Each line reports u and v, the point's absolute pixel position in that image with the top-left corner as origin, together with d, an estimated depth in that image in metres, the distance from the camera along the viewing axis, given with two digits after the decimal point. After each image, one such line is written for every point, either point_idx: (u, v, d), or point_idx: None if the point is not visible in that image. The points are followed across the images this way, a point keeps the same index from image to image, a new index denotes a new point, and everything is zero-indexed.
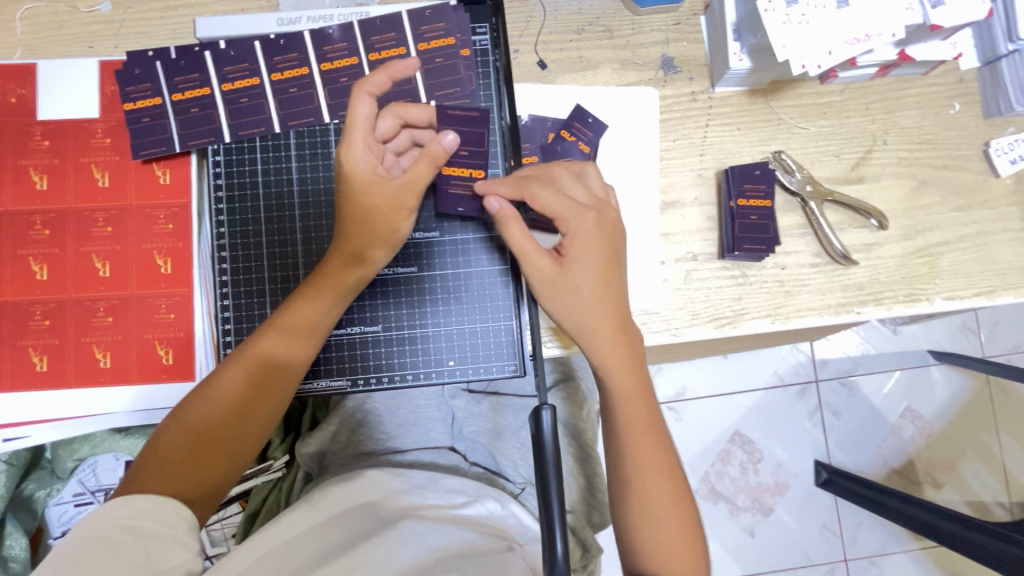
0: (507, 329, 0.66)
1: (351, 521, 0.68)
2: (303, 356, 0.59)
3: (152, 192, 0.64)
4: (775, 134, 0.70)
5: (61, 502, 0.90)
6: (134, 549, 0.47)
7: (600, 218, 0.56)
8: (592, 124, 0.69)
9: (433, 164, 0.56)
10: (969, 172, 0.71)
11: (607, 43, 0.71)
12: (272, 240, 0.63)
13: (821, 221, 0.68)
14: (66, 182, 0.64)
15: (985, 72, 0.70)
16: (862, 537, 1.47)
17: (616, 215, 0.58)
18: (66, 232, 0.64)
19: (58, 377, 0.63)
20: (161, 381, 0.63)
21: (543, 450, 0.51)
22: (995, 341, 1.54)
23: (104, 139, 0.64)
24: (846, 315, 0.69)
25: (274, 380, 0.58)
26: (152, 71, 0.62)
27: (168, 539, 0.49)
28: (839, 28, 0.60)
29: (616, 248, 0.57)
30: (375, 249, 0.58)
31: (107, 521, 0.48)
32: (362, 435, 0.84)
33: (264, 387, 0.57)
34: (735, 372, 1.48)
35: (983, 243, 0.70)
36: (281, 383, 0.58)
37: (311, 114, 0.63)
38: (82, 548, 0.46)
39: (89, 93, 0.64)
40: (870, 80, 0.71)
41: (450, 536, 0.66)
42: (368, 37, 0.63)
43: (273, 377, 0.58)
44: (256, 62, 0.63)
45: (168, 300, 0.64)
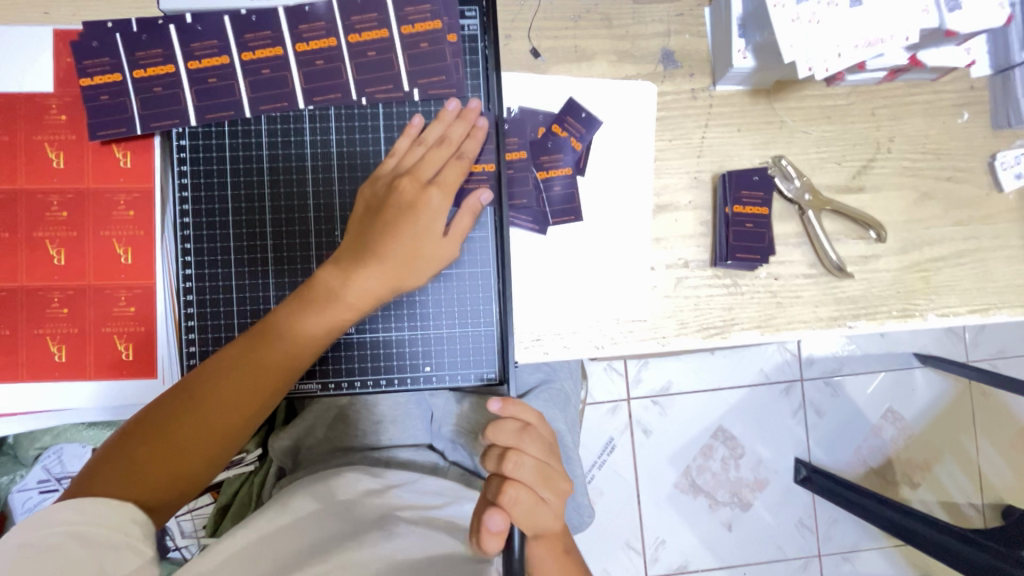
0: (487, 334, 0.63)
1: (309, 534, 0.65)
2: (297, 333, 0.55)
3: (110, 175, 0.60)
4: (776, 137, 0.67)
5: (26, 489, 0.90)
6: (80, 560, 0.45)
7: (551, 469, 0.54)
8: (585, 120, 0.66)
9: (474, 219, 0.59)
10: (972, 186, 0.69)
11: (605, 33, 0.66)
12: (241, 232, 0.59)
13: (818, 231, 0.66)
14: (17, 160, 0.59)
15: (997, 80, 0.67)
16: (837, 533, 1.49)
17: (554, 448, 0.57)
18: (17, 215, 0.59)
19: (10, 369, 0.59)
20: (121, 378, 0.60)
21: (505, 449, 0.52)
22: (980, 345, 1.55)
23: (58, 116, 0.59)
24: (837, 329, 0.67)
25: (269, 378, 0.55)
26: (111, 44, 0.57)
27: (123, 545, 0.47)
28: (851, 29, 0.56)
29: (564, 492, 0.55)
30: (387, 245, 0.56)
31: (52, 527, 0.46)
32: (337, 431, 0.82)
33: (254, 369, 0.55)
34: (720, 370, 1.48)
35: (982, 260, 0.68)
36: (268, 360, 0.55)
37: (285, 98, 0.59)
38: (27, 557, 0.44)
39: (43, 67, 0.59)
40: (877, 84, 0.67)
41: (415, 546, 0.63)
42: (349, 17, 0.59)
43: (271, 354, 0.55)
44: (225, 39, 0.58)
45: (128, 293, 0.60)
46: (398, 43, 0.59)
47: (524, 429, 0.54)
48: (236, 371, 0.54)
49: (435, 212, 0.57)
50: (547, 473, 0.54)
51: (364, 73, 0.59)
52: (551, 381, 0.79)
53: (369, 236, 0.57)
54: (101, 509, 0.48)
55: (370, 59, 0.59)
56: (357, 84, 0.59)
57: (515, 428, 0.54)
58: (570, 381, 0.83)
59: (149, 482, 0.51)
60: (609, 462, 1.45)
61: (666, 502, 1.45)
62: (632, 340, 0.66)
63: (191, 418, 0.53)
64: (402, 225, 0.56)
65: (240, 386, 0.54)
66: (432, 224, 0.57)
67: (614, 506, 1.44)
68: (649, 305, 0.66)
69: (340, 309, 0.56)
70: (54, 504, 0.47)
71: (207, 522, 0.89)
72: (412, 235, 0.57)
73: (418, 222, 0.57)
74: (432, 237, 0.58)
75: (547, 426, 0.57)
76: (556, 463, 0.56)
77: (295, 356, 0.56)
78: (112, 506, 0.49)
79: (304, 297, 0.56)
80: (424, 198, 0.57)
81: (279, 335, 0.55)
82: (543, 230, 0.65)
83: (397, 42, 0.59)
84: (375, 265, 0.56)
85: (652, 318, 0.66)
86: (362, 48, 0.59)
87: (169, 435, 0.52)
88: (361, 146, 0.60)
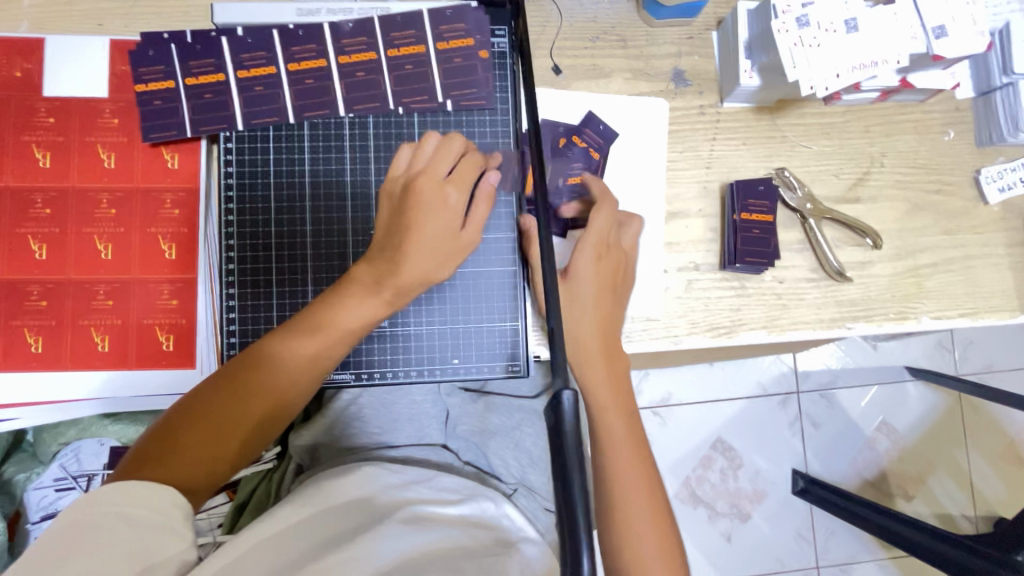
0: (512, 330, 0.66)
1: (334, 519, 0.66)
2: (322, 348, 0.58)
3: (158, 175, 0.63)
4: (779, 151, 0.72)
5: (42, 486, 0.90)
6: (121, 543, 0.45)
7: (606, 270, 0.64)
8: (603, 132, 0.70)
9: (490, 205, 0.61)
10: (960, 198, 0.74)
11: (620, 53, 0.72)
12: (282, 230, 0.63)
13: (819, 237, 0.70)
14: (70, 160, 0.63)
15: (979, 102, 0.73)
16: (835, 544, 1.51)
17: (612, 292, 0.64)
18: (68, 211, 0.62)
19: (54, 358, 0.61)
20: (160, 367, 0.62)
21: (563, 439, 0.39)
22: (968, 359, 1.60)
23: (111, 119, 0.63)
24: (838, 329, 0.71)
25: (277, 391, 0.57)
26: (167, 54, 0.62)
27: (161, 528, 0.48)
28: (847, 53, 0.62)
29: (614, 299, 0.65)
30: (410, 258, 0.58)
31: (96, 507, 0.47)
32: (354, 429, 0.84)
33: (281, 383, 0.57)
34: (720, 381, 1.51)
35: (970, 267, 0.73)
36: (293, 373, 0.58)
37: (327, 106, 0.63)
38: (68, 535, 0.45)
39: (98, 74, 0.63)
40: (871, 103, 0.73)
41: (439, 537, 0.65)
42: (389, 33, 0.63)
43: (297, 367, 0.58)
44: (273, 51, 0.62)
45: (171, 287, 0.63)
46: (433, 58, 0.64)
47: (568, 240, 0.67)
48: (246, 387, 0.57)
49: (451, 211, 0.59)
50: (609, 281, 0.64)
51: (402, 85, 0.64)
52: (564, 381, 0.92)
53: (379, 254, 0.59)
54: (143, 492, 0.49)
55: (406, 72, 0.64)
56: (394, 95, 0.64)
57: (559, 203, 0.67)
58: None
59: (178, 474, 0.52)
60: None
61: None
62: (646, 339, 0.70)
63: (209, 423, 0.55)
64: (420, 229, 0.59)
65: (251, 399, 0.56)
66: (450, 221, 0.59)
67: None
68: (662, 305, 0.70)
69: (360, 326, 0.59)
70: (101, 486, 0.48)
71: (223, 521, 0.90)
72: (426, 238, 0.59)
73: (433, 226, 0.59)
74: (450, 235, 0.60)
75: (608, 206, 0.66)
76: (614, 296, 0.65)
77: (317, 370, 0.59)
78: (153, 489, 0.50)
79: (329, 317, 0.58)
80: (440, 198, 0.59)
81: (288, 353, 0.58)
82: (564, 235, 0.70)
83: (432, 57, 0.64)
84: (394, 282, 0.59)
85: (665, 317, 0.70)
86: (400, 62, 0.64)
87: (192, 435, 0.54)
88: (397, 152, 0.65)
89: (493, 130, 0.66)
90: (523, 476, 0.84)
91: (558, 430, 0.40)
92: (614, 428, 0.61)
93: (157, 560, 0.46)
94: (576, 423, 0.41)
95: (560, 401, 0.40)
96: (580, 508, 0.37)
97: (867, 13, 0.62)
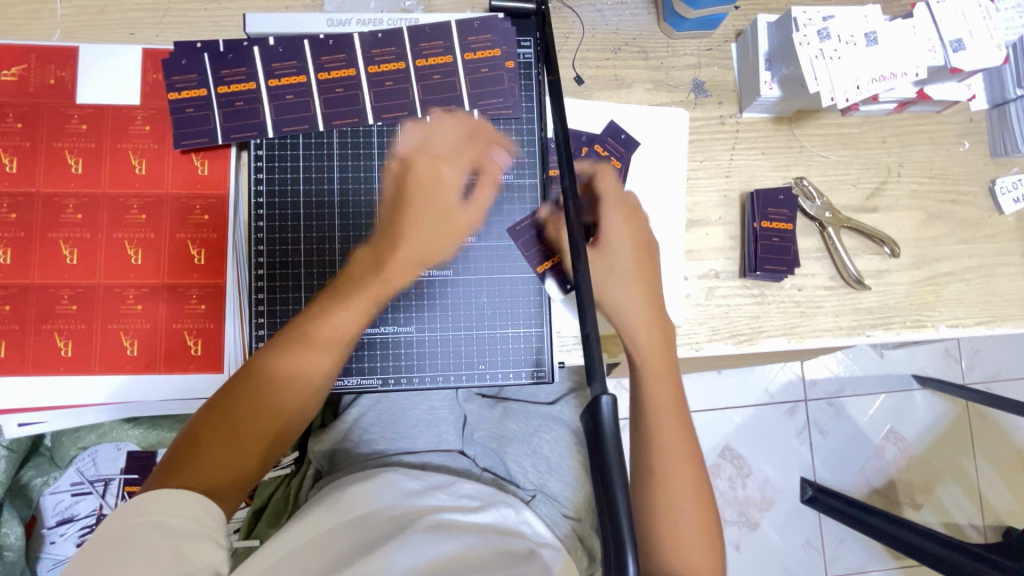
0: (537, 335, 0.67)
1: (358, 527, 0.66)
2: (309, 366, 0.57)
3: (188, 181, 0.64)
4: (797, 161, 0.73)
5: (58, 491, 0.92)
6: (161, 551, 0.44)
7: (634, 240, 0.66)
8: (625, 141, 0.71)
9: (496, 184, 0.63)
10: (975, 208, 0.75)
11: (641, 64, 0.73)
12: (311, 236, 0.64)
13: (838, 246, 0.71)
14: (102, 166, 0.64)
15: (993, 114, 0.75)
16: (844, 553, 1.51)
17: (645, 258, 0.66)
18: (99, 217, 0.63)
19: (83, 362, 0.62)
20: (188, 371, 0.63)
21: (603, 443, 0.40)
22: (976, 368, 1.61)
23: (143, 126, 0.64)
24: (857, 337, 0.72)
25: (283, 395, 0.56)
26: (199, 62, 0.63)
27: (199, 535, 0.47)
28: (866, 65, 0.63)
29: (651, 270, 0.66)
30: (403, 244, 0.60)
31: (135, 518, 0.46)
32: (372, 435, 0.84)
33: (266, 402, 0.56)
34: (728, 389, 1.52)
35: (986, 276, 0.74)
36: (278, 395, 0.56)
37: (356, 114, 0.64)
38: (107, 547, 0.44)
39: (130, 82, 0.64)
40: (887, 115, 0.74)
41: (464, 545, 0.65)
42: (418, 44, 0.65)
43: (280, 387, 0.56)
44: (304, 61, 0.64)
45: (200, 291, 0.63)
46: (461, 68, 0.65)
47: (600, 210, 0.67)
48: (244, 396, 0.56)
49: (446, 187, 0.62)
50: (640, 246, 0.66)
51: (431, 95, 0.65)
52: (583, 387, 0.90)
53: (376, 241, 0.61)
54: (177, 499, 0.48)
55: (434, 82, 0.65)
56: (422, 104, 0.65)
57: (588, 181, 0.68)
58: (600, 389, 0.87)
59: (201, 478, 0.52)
60: None
61: None
62: None
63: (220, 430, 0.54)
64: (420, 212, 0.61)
65: (252, 408, 0.55)
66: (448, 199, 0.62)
67: None
68: (683, 313, 0.71)
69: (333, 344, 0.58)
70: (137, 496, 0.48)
71: (242, 525, 0.91)
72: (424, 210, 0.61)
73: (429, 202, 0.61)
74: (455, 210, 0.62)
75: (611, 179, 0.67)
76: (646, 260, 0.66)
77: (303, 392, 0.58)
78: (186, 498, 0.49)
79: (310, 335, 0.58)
80: (437, 174, 0.62)
81: (284, 358, 0.57)
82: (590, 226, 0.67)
83: (459, 66, 0.65)
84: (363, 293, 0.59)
85: (686, 324, 0.71)
86: (428, 72, 0.65)
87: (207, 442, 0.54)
88: None
89: (518, 139, 0.67)
90: (541, 482, 0.84)
91: (596, 433, 0.41)
92: (665, 397, 0.62)
93: (193, 567, 0.45)
94: (615, 428, 0.41)
95: (599, 406, 0.41)
96: (626, 528, 0.38)
97: (886, 26, 0.63)
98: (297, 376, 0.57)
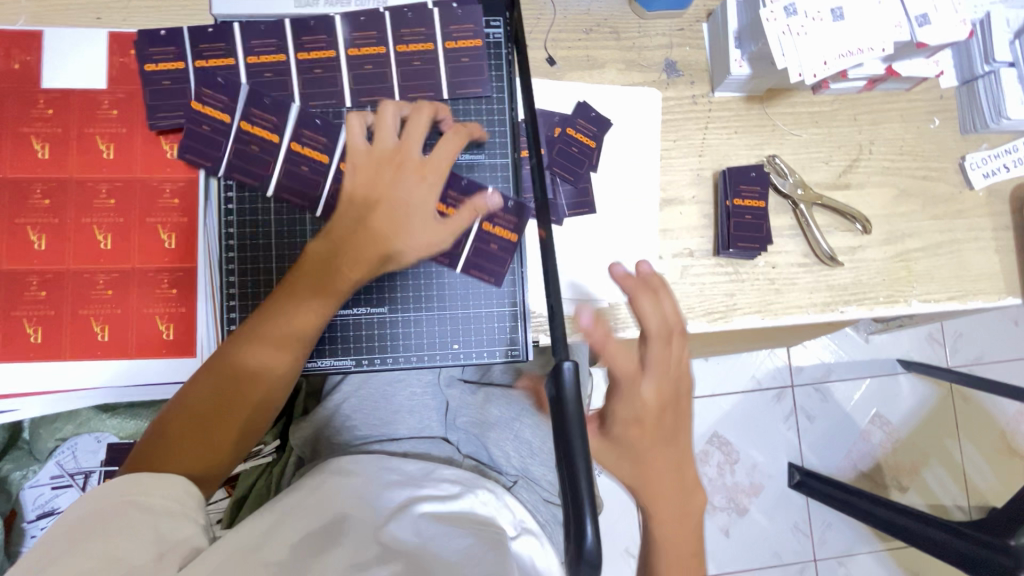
0: (511, 315, 0.67)
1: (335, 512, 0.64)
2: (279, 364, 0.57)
3: (157, 165, 0.64)
4: (770, 139, 0.74)
5: (38, 484, 0.90)
6: (141, 524, 0.46)
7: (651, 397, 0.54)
8: (595, 119, 0.72)
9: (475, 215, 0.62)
10: (945, 184, 0.76)
11: (614, 45, 0.73)
12: (282, 217, 0.63)
13: (810, 223, 0.72)
14: (69, 151, 0.63)
15: (963, 90, 0.75)
16: (832, 537, 1.52)
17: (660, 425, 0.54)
18: (67, 203, 0.63)
19: (53, 349, 0.62)
20: (161, 356, 0.63)
21: (565, 409, 0.42)
22: (959, 351, 1.62)
23: (110, 110, 0.64)
24: (830, 313, 0.73)
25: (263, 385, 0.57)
26: (178, 36, 0.63)
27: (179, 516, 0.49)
28: (835, 41, 0.64)
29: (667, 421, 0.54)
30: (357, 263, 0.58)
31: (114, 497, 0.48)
32: (354, 421, 0.84)
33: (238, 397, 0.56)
34: (714, 375, 1.53)
35: (957, 251, 0.75)
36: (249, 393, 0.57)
37: (333, 96, 0.64)
38: (97, 520, 0.46)
39: (97, 65, 0.64)
40: (858, 93, 0.75)
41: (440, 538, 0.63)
42: (398, 29, 0.65)
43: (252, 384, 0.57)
44: (282, 39, 0.64)
45: (171, 276, 0.63)
46: (441, 55, 0.66)
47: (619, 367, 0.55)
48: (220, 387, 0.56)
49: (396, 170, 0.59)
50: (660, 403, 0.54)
51: (409, 79, 0.65)
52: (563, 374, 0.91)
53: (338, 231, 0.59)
54: (155, 484, 0.50)
55: (414, 68, 0.65)
56: (400, 88, 0.65)
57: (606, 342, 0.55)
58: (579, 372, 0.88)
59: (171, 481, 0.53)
60: None
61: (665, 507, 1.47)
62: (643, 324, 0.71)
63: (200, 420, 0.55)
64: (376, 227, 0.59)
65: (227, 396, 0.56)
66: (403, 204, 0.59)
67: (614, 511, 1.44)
68: None
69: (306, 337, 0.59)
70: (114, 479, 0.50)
71: (223, 516, 0.89)
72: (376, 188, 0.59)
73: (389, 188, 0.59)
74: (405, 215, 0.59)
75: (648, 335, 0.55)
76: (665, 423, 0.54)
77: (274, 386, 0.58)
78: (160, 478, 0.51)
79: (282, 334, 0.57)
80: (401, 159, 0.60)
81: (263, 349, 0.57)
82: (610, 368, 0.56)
83: None
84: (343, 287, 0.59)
85: None
86: (409, 57, 0.65)
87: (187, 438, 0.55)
88: None
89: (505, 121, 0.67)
90: (524, 468, 0.83)
91: (559, 399, 0.43)
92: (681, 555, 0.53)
93: (175, 540, 0.47)
94: (576, 396, 0.43)
95: (561, 372, 0.43)
96: (585, 494, 0.39)
97: (853, 1, 0.64)
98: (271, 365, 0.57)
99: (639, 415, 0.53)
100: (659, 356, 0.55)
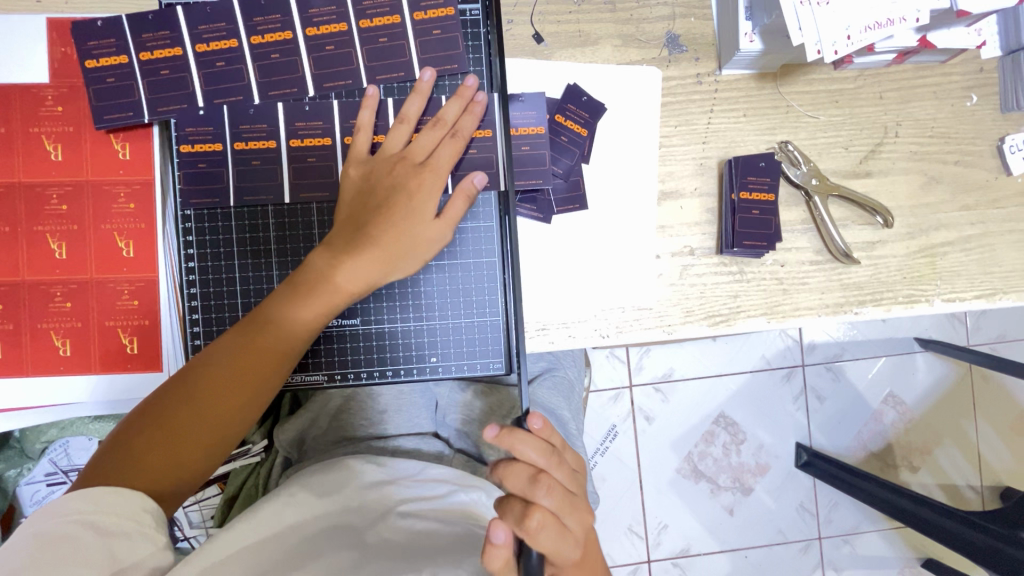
0: (493, 324, 0.64)
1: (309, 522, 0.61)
2: (297, 324, 0.55)
3: (109, 167, 0.59)
4: (783, 122, 0.66)
5: (33, 481, 0.90)
6: (93, 549, 0.45)
7: (564, 504, 0.52)
8: (586, 104, 0.65)
9: (467, 202, 0.58)
10: (980, 170, 0.68)
11: (609, 17, 0.65)
12: (243, 224, 0.59)
13: (825, 217, 0.65)
14: (14, 152, 0.59)
15: (1006, 62, 0.66)
16: (838, 516, 1.49)
17: (572, 525, 0.52)
18: (17, 209, 0.59)
19: (15, 365, 0.59)
20: (126, 371, 0.60)
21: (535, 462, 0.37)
22: (981, 329, 1.54)
23: (54, 107, 0.59)
24: (843, 315, 0.67)
25: (280, 351, 0.55)
26: (118, 25, 0.57)
27: (133, 534, 0.47)
28: (860, 10, 0.55)
29: (576, 517, 0.53)
30: (378, 220, 0.56)
31: (61, 516, 0.46)
32: (340, 422, 0.78)
33: (250, 357, 0.54)
34: (722, 356, 1.47)
35: (988, 245, 0.68)
36: (263, 359, 0.54)
37: (294, 84, 0.58)
38: (38, 547, 0.45)
39: (37, 57, 0.58)
40: (886, 66, 0.66)
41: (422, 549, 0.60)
42: (360, 1, 0.58)
43: (271, 346, 0.55)
44: (233, 22, 0.57)
45: (131, 286, 0.59)
46: (410, 30, 0.59)
47: (536, 479, 0.52)
48: (237, 351, 0.54)
49: (426, 195, 0.57)
50: (574, 500, 0.53)
51: (375, 59, 0.59)
52: (555, 370, 0.81)
53: (357, 207, 0.57)
54: (109, 498, 0.48)
55: (381, 46, 0.59)
56: (367, 71, 0.59)
57: (526, 476, 0.52)
58: (574, 368, 0.85)
59: (151, 476, 0.51)
60: (611, 450, 1.45)
61: (668, 488, 1.45)
62: (638, 329, 0.66)
63: (187, 402, 0.53)
64: (386, 187, 0.57)
65: (243, 363, 0.54)
66: (414, 174, 0.57)
67: (615, 490, 1.44)
68: (655, 293, 0.66)
69: (329, 298, 0.55)
70: (64, 493, 0.48)
71: (216, 512, 0.89)
72: (406, 209, 0.56)
73: (406, 163, 0.57)
74: (416, 175, 0.57)
75: (555, 461, 0.54)
76: (575, 520, 0.53)
77: (288, 345, 0.55)
78: (118, 494, 0.48)
79: (300, 288, 0.55)
80: (417, 181, 0.57)
81: (279, 323, 0.55)
82: (523, 487, 0.52)
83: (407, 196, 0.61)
84: (363, 252, 0.55)
85: (658, 305, 0.66)
86: (373, 34, 0.59)
87: (167, 424, 0.52)
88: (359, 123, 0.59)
89: (521, 112, 0.63)
90: None
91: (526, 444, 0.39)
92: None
93: (129, 565, 0.47)
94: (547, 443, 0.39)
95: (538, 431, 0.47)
96: None
97: None
98: (290, 320, 0.55)
99: (551, 527, 0.50)
100: (561, 473, 0.54)
